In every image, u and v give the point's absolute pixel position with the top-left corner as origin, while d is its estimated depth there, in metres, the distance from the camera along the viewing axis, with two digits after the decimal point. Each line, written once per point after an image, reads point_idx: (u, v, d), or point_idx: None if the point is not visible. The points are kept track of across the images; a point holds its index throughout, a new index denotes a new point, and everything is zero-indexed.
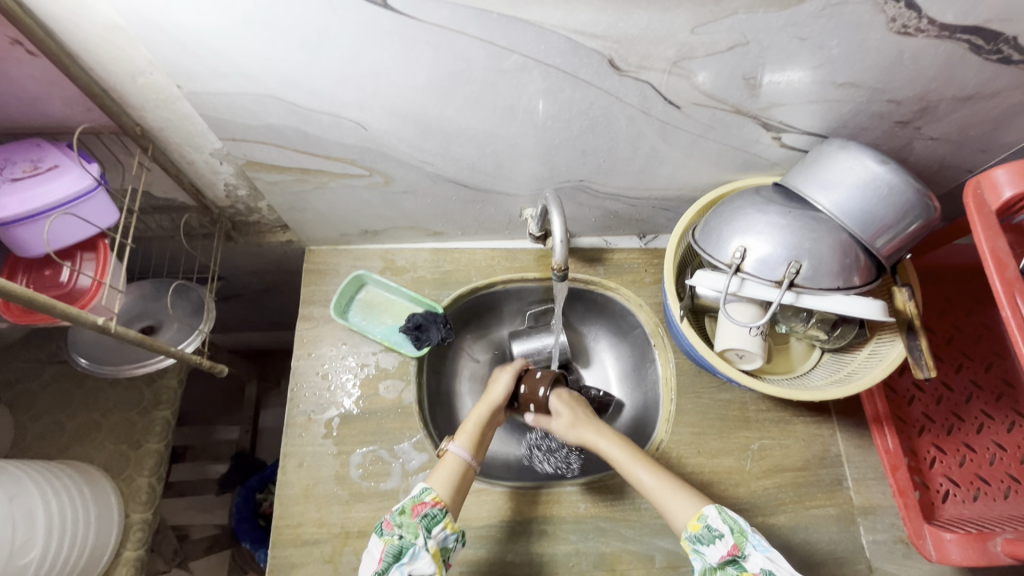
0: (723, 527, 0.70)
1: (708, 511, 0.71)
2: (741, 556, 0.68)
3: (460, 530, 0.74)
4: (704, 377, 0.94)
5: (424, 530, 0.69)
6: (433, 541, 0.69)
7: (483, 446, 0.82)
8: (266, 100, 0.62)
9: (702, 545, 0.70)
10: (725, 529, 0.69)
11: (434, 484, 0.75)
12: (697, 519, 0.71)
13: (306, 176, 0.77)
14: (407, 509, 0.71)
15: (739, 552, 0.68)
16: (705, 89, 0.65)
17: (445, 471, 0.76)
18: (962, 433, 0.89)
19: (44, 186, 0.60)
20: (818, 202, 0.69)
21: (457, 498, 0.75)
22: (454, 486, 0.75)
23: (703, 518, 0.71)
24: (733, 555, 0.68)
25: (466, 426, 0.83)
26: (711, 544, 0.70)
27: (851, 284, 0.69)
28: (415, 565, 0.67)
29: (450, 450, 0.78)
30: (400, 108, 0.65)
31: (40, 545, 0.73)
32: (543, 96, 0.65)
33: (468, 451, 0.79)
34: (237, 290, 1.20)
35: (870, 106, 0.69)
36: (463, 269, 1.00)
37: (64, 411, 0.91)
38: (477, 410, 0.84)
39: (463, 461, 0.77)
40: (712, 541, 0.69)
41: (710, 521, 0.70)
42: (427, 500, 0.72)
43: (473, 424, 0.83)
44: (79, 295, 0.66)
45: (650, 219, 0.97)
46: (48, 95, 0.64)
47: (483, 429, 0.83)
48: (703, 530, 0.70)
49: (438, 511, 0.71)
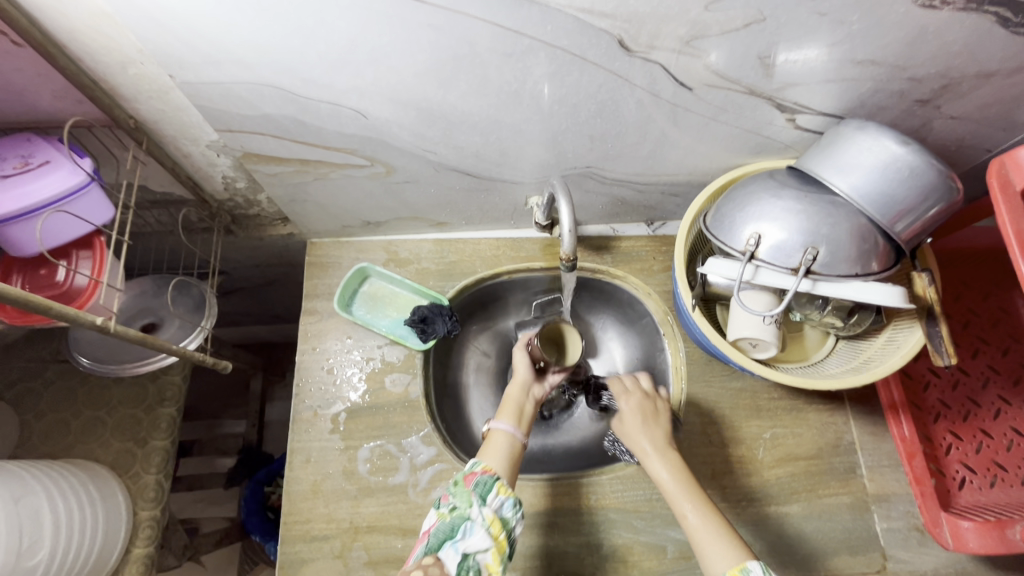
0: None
1: (751, 564, 0.64)
2: None
3: (518, 497, 0.71)
4: (715, 365, 0.93)
5: (477, 497, 0.68)
6: (489, 509, 0.68)
7: (526, 417, 0.81)
8: (263, 88, 0.60)
9: None
10: None
11: (488, 461, 0.73)
12: (738, 569, 0.63)
13: (306, 167, 0.75)
14: (460, 479, 0.71)
15: None
16: (719, 69, 0.62)
17: (495, 448, 0.75)
18: (978, 419, 0.88)
19: (36, 183, 0.58)
20: (835, 186, 0.66)
21: (511, 472, 0.73)
22: (508, 461, 0.74)
23: (746, 570, 0.63)
24: None
25: (505, 405, 0.81)
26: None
27: (869, 270, 0.67)
28: (469, 541, 0.65)
29: (496, 427, 0.77)
30: (400, 95, 0.62)
31: (47, 546, 0.72)
32: (549, 80, 0.62)
33: (514, 426, 0.78)
34: (239, 284, 1.19)
35: (889, 84, 0.66)
36: (467, 260, 0.98)
37: (68, 410, 0.91)
38: (513, 387, 0.83)
39: (511, 435, 0.76)
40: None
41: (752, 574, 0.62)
42: (478, 469, 0.71)
43: (512, 400, 0.82)
44: (76, 294, 0.65)
45: (658, 205, 0.95)
46: (37, 87, 0.62)
47: (524, 404, 0.82)
48: None
49: (489, 478, 0.70)
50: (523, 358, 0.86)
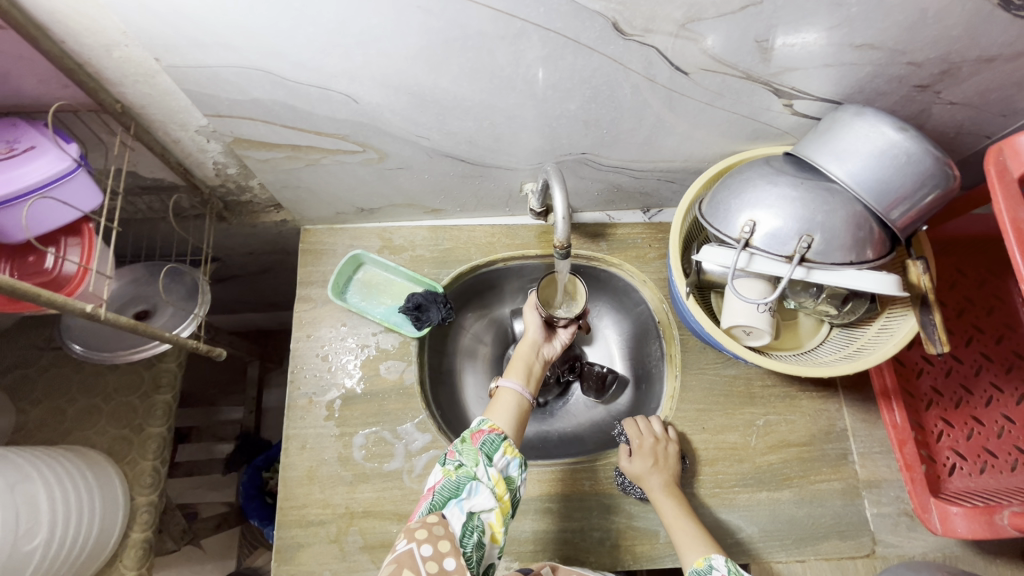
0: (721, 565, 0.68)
1: (716, 553, 0.70)
2: None
3: (523, 458, 0.72)
4: (710, 353, 0.93)
5: (484, 457, 0.68)
6: (495, 469, 0.68)
7: (534, 378, 0.83)
8: (251, 72, 0.59)
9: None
10: (724, 565, 0.68)
11: (495, 419, 0.75)
12: (702, 558, 0.71)
13: (297, 153, 0.74)
14: (467, 438, 0.71)
15: None
16: (715, 54, 0.61)
17: (503, 406, 0.77)
18: (970, 406, 0.88)
19: (20, 168, 0.57)
20: (831, 172, 0.66)
21: (517, 431, 0.75)
22: (514, 419, 0.76)
23: (708, 558, 0.70)
24: None
25: (514, 364, 0.83)
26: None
27: (864, 258, 0.67)
28: (474, 500, 0.65)
29: (504, 386, 0.79)
30: (391, 79, 0.61)
31: (44, 532, 0.73)
32: (543, 64, 0.61)
33: (522, 385, 0.80)
34: (234, 271, 1.18)
35: (888, 69, 0.65)
36: (462, 247, 0.97)
37: (63, 396, 0.91)
38: (521, 347, 0.85)
39: (518, 394, 0.78)
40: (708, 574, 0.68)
41: (713, 561, 0.69)
42: (485, 428, 0.72)
43: (520, 359, 0.84)
44: (65, 282, 0.65)
45: (655, 192, 0.94)
46: (20, 70, 0.60)
47: (531, 364, 0.84)
48: (705, 566, 0.69)
49: (496, 437, 0.71)
50: (534, 318, 0.87)
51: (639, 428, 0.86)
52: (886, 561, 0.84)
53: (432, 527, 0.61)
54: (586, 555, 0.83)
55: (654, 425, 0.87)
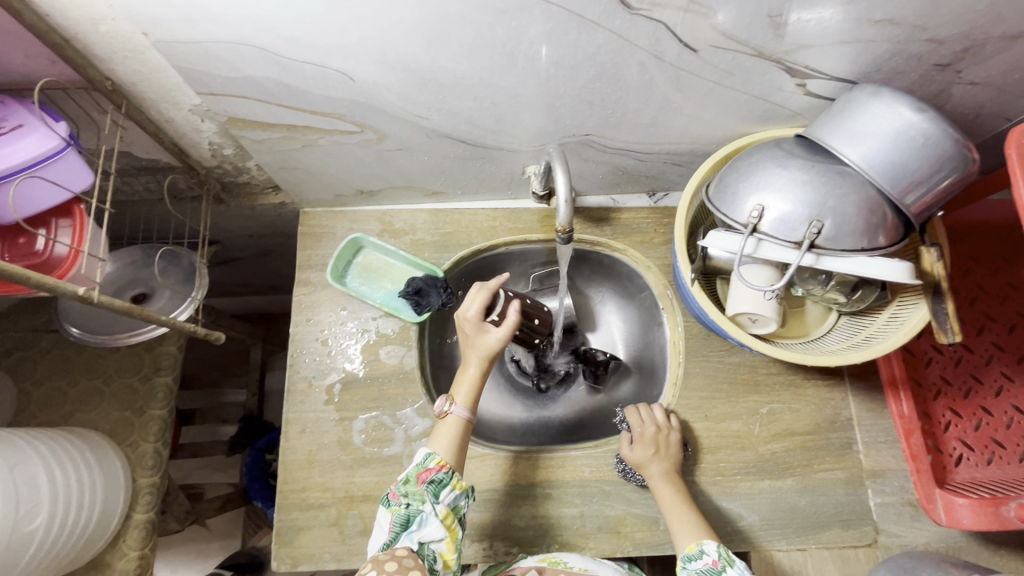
0: (712, 550, 0.71)
1: (706, 540, 0.73)
2: (721, 570, 0.69)
3: (468, 487, 0.73)
4: (714, 340, 0.91)
5: (430, 495, 0.69)
6: (442, 505, 0.69)
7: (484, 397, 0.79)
8: (243, 48, 0.57)
9: (689, 564, 0.72)
10: (713, 550, 0.71)
11: (437, 448, 0.73)
12: (693, 543, 0.73)
13: (294, 133, 0.73)
14: (411, 478, 0.71)
15: (720, 566, 0.69)
16: (726, 30, 0.59)
17: (448, 433, 0.74)
18: (979, 396, 0.87)
19: (8, 147, 0.56)
20: (845, 155, 0.63)
21: (460, 458, 0.74)
22: (457, 448, 0.74)
23: (699, 544, 0.72)
24: (714, 567, 0.70)
25: (461, 381, 0.78)
26: (698, 561, 0.71)
27: (876, 245, 0.65)
28: (424, 531, 0.67)
29: (453, 411, 0.75)
30: (388, 56, 0.59)
31: (46, 512, 0.73)
32: (545, 41, 0.59)
33: (471, 408, 0.77)
34: (234, 253, 1.17)
35: (907, 46, 0.62)
36: (464, 231, 0.96)
37: (64, 378, 0.91)
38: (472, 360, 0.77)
39: (465, 420, 0.75)
40: (699, 558, 0.71)
41: (704, 546, 0.72)
42: (432, 466, 0.71)
43: (470, 375, 0.77)
44: (57, 263, 0.64)
45: (661, 175, 0.92)
46: (6, 46, 0.59)
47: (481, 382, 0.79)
48: (696, 552, 0.72)
49: (444, 475, 0.70)
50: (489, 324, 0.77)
51: (641, 417, 0.85)
52: (888, 550, 0.84)
53: (401, 559, 0.62)
54: (585, 541, 0.83)
55: (656, 413, 0.86)
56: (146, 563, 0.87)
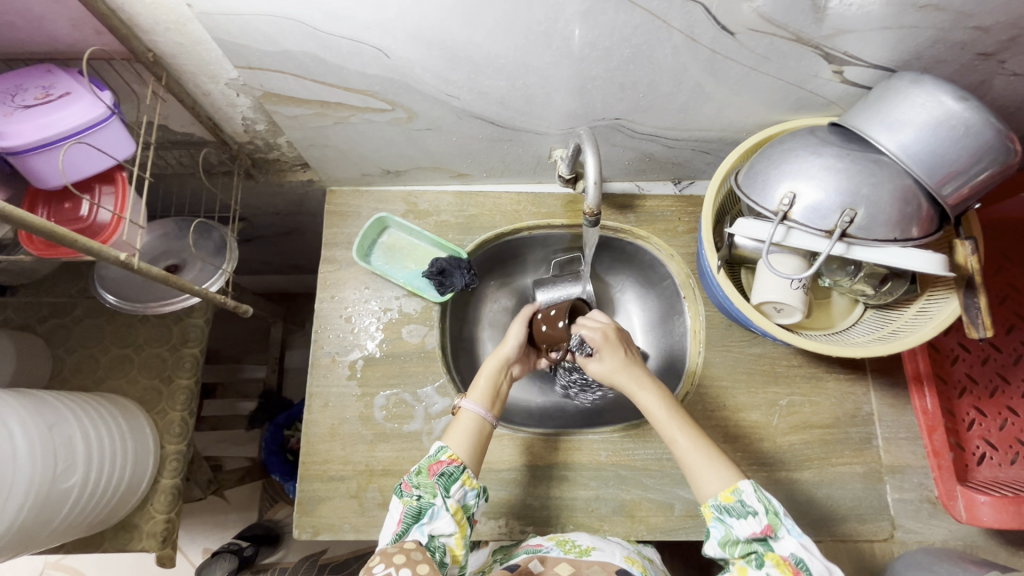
0: (757, 505, 0.62)
1: (743, 485, 0.63)
2: (773, 537, 0.62)
3: (482, 486, 0.71)
4: (736, 330, 0.91)
5: (442, 489, 0.67)
6: (453, 500, 0.67)
7: (499, 397, 0.78)
8: (282, 22, 0.57)
9: (730, 517, 0.63)
10: (760, 508, 0.62)
11: (451, 444, 0.72)
12: (730, 492, 0.64)
13: (326, 110, 0.74)
14: (423, 469, 0.69)
15: (772, 533, 0.61)
16: (765, 12, 0.58)
17: (462, 430, 0.73)
18: (1005, 395, 0.86)
19: (57, 114, 0.57)
20: (881, 144, 0.62)
21: (474, 457, 0.72)
22: (471, 445, 0.72)
23: (738, 493, 0.63)
24: (763, 534, 0.61)
25: (479, 382, 0.78)
26: (741, 519, 0.62)
27: (908, 236, 0.64)
28: (435, 524, 0.65)
29: (466, 408, 0.75)
30: (424, 33, 0.59)
31: (81, 472, 0.76)
32: (581, 20, 0.59)
33: (484, 407, 0.76)
34: (259, 231, 1.19)
35: (950, 34, 0.61)
36: (487, 214, 0.96)
37: (97, 345, 0.93)
38: (488, 363, 0.80)
39: (479, 417, 0.74)
40: (742, 516, 0.62)
41: (744, 496, 0.63)
42: (443, 459, 0.69)
43: (485, 378, 0.78)
44: (100, 229, 0.66)
45: (688, 163, 0.91)
46: (54, 15, 0.60)
47: (498, 383, 0.79)
48: (736, 503, 0.63)
49: (455, 470, 0.68)
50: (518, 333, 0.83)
51: (584, 329, 0.77)
52: (904, 545, 0.84)
53: (410, 552, 0.59)
54: (599, 523, 0.84)
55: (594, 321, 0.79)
56: (172, 526, 0.89)
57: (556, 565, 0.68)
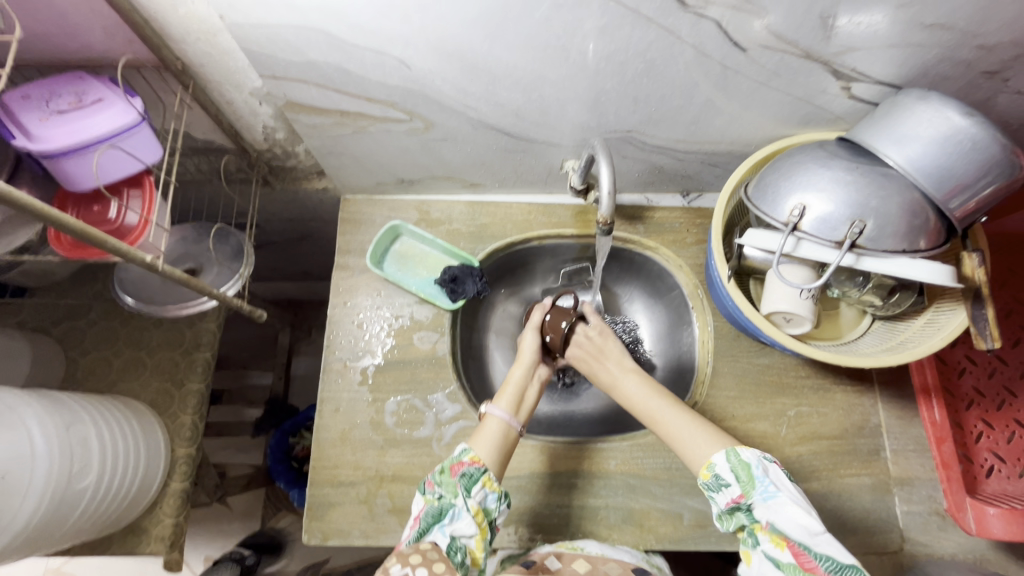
0: (730, 476, 0.68)
1: (715, 459, 0.70)
2: (748, 505, 0.67)
3: (504, 490, 0.72)
4: (744, 341, 0.92)
5: (463, 489, 0.68)
6: (473, 501, 0.68)
7: (525, 406, 0.80)
8: (309, 33, 0.59)
9: (711, 491, 0.70)
10: (730, 478, 0.68)
11: (478, 449, 0.73)
12: (706, 468, 0.70)
13: (345, 119, 0.76)
14: (446, 469, 0.70)
15: (745, 501, 0.67)
16: (776, 30, 0.60)
17: (488, 436, 0.75)
18: (1012, 408, 0.87)
19: (89, 119, 0.59)
20: (889, 157, 0.64)
21: (500, 462, 0.73)
22: (497, 450, 0.74)
23: (711, 467, 0.70)
24: (739, 503, 0.67)
25: (505, 389, 0.80)
26: (720, 492, 0.69)
27: (917, 247, 0.65)
28: (456, 525, 0.66)
29: (491, 414, 0.76)
30: (446, 46, 0.61)
31: (95, 473, 0.76)
32: (598, 35, 0.61)
33: (511, 414, 0.77)
34: (271, 238, 1.20)
35: (957, 52, 0.63)
36: (499, 223, 0.98)
37: (110, 348, 0.94)
38: (514, 372, 0.82)
39: (505, 423, 0.76)
40: (719, 489, 0.69)
41: (717, 469, 0.69)
42: (465, 460, 0.71)
43: (512, 386, 0.80)
44: (127, 232, 0.68)
45: (696, 175, 0.93)
46: (90, 25, 0.62)
47: (524, 389, 0.81)
48: (712, 478, 0.69)
49: (476, 470, 0.70)
50: (532, 338, 0.84)
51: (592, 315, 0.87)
52: (913, 558, 0.83)
53: (426, 553, 0.62)
54: (608, 532, 0.84)
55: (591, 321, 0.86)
56: (180, 531, 0.89)
57: (574, 562, 0.73)
